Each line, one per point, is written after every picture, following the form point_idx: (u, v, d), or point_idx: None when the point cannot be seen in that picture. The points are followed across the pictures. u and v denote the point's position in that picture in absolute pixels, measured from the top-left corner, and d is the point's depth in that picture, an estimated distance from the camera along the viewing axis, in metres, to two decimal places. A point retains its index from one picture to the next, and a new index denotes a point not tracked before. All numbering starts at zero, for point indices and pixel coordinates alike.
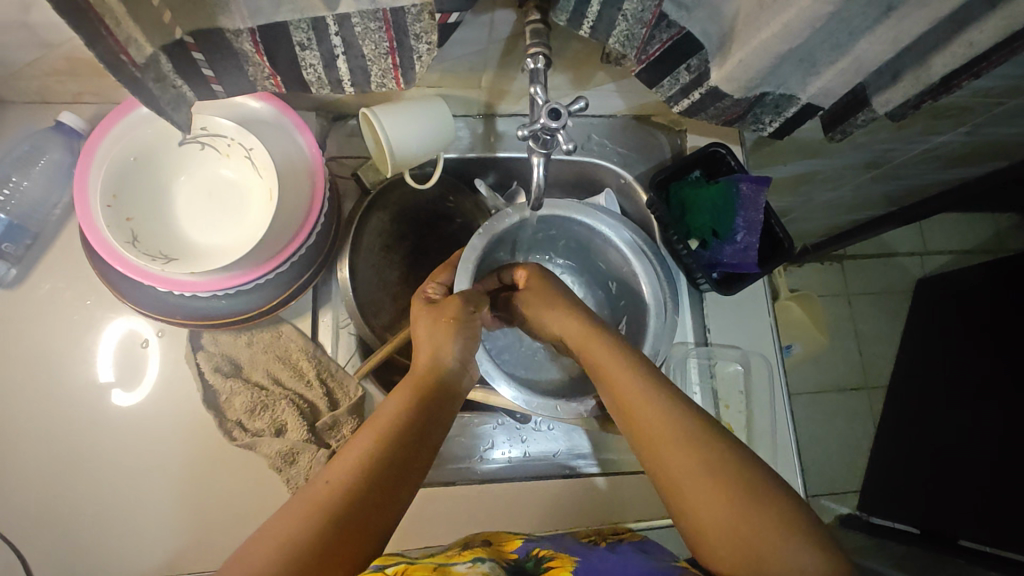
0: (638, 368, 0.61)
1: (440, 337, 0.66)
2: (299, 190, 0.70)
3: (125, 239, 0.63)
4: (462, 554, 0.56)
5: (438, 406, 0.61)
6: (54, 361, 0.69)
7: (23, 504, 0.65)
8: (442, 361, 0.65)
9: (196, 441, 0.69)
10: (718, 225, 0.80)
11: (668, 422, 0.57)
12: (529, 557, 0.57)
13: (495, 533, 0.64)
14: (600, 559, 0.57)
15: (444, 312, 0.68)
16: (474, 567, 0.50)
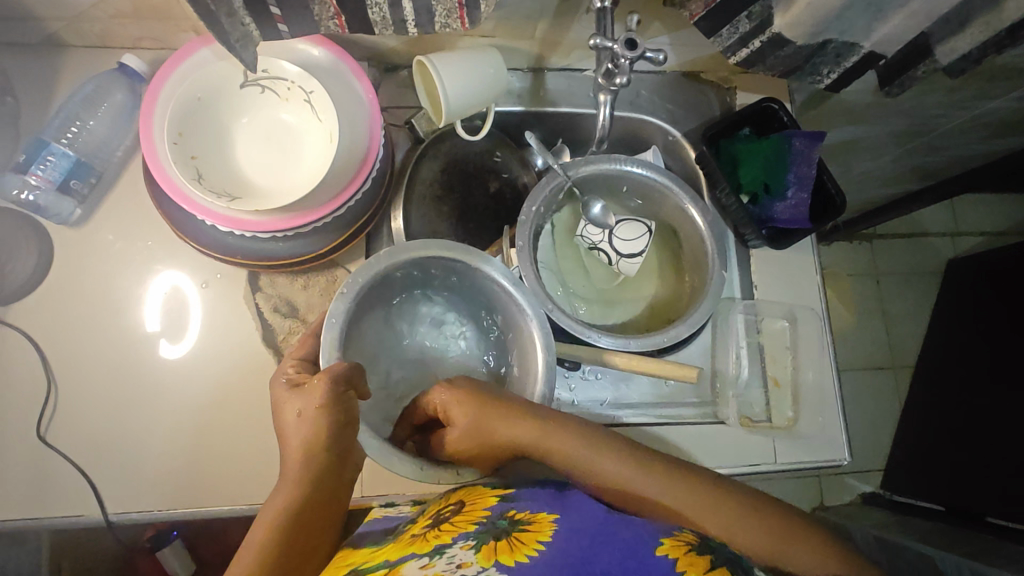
0: (586, 450, 0.60)
1: (303, 429, 0.58)
2: (357, 135, 0.70)
3: (191, 176, 0.64)
4: (429, 540, 0.54)
5: (321, 501, 0.57)
6: (118, 299, 0.71)
7: (92, 434, 0.67)
8: (314, 452, 0.57)
9: (256, 381, 0.70)
10: (770, 180, 0.80)
11: (595, 456, 0.60)
12: (504, 517, 0.56)
13: (471, 493, 0.63)
14: (582, 516, 0.55)
15: (312, 407, 0.58)
16: (429, 567, 0.49)
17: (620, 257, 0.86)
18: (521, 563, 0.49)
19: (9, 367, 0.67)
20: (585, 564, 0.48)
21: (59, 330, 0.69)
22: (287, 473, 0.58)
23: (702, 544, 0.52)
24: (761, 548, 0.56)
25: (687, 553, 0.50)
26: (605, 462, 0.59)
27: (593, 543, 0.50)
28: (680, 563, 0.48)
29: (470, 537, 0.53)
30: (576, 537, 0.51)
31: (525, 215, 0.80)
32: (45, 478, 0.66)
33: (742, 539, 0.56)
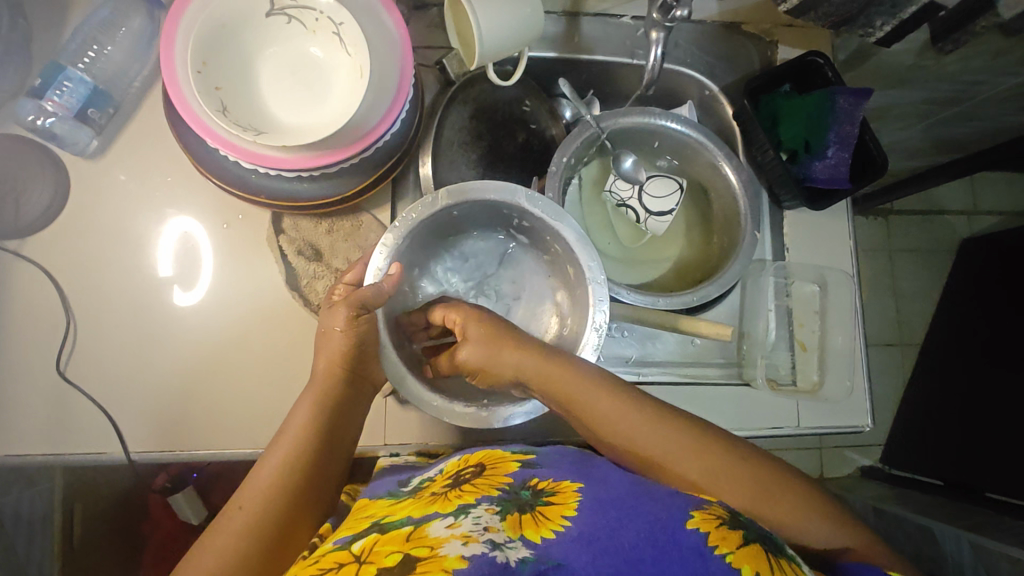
0: (584, 377, 0.59)
1: (328, 345, 0.60)
2: (387, 71, 0.66)
3: (216, 108, 0.61)
4: (451, 500, 0.53)
5: (344, 413, 0.60)
6: (135, 236, 0.68)
7: (112, 371, 0.66)
8: (338, 366, 0.60)
9: (278, 324, 0.69)
10: (811, 138, 0.77)
11: (589, 388, 0.59)
12: (527, 487, 0.54)
13: (489, 457, 0.61)
14: (610, 486, 0.53)
15: (333, 327, 0.60)
16: (456, 527, 0.47)
17: (649, 215, 0.85)
18: (547, 538, 0.47)
19: (26, 301, 0.66)
20: (617, 535, 0.46)
21: (74, 265, 0.67)
22: (314, 383, 0.60)
23: (733, 519, 0.50)
24: (737, 495, 0.54)
25: (719, 527, 0.48)
26: (594, 395, 0.59)
27: (620, 515, 0.48)
28: (712, 538, 0.46)
29: (493, 502, 0.52)
30: (602, 506, 0.50)
31: (555, 166, 0.78)
32: (65, 415, 0.65)
33: (735, 486, 0.55)
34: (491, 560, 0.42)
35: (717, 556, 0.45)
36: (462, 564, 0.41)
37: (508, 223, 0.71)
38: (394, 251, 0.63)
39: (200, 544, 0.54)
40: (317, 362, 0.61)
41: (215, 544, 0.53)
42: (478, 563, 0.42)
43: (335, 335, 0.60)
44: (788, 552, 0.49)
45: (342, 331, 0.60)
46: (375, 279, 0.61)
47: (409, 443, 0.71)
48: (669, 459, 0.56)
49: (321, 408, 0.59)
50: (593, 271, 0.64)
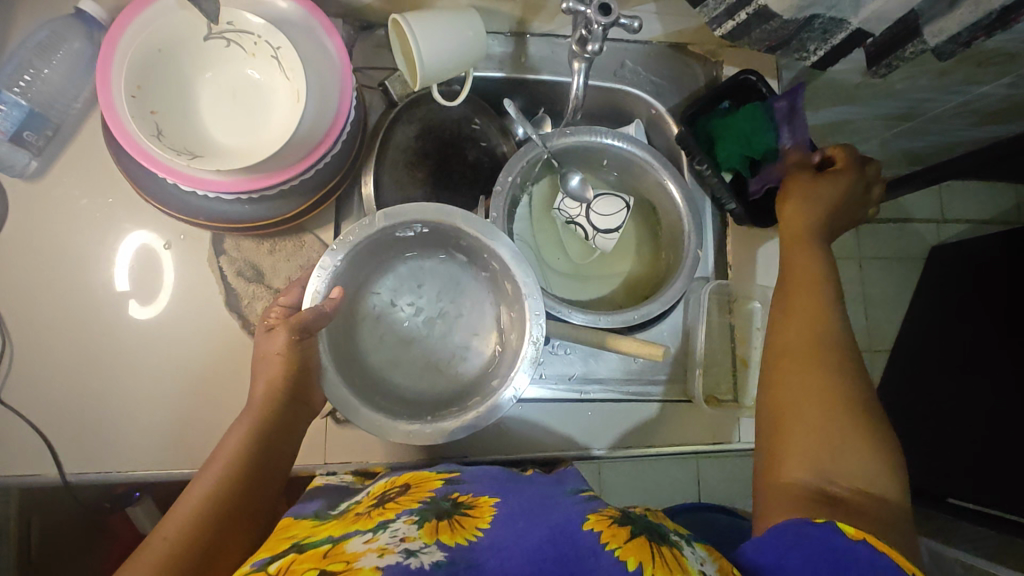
0: (820, 296, 0.63)
1: (267, 369, 0.61)
2: (326, 94, 0.67)
3: (150, 132, 0.62)
4: (373, 517, 0.54)
5: (276, 440, 0.60)
6: (74, 256, 0.69)
7: (48, 392, 0.66)
8: (276, 391, 0.60)
9: (218, 345, 0.69)
10: (757, 148, 0.78)
11: (803, 320, 0.62)
12: (447, 500, 0.56)
13: (416, 476, 0.63)
14: (522, 499, 0.56)
15: (272, 351, 0.60)
16: (373, 541, 0.49)
17: (596, 232, 0.85)
18: (461, 543, 0.49)
19: None
20: (521, 541, 0.48)
21: (11, 286, 0.67)
22: (253, 406, 0.60)
23: (623, 516, 0.53)
24: (814, 411, 0.56)
25: (610, 525, 0.51)
26: (813, 300, 0.63)
27: (528, 525, 0.50)
28: (604, 535, 0.49)
29: (413, 513, 0.53)
30: (513, 517, 0.52)
31: (501, 185, 0.79)
32: (1, 436, 0.65)
33: (814, 411, 0.56)
34: (405, 568, 0.43)
35: (609, 551, 0.47)
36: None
37: (451, 240, 0.71)
38: (332, 274, 0.63)
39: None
40: (257, 385, 0.61)
41: (131, 573, 0.49)
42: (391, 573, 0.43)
43: (273, 360, 0.60)
44: (671, 540, 0.52)
45: (280, 358, 0.60)
46: (312, 303, 0.61)
47: (350, 462, 0.71)
48: (811, 338, 0.60)
49: (255, 434, 0.59)
50: (529, 292, 0.65)
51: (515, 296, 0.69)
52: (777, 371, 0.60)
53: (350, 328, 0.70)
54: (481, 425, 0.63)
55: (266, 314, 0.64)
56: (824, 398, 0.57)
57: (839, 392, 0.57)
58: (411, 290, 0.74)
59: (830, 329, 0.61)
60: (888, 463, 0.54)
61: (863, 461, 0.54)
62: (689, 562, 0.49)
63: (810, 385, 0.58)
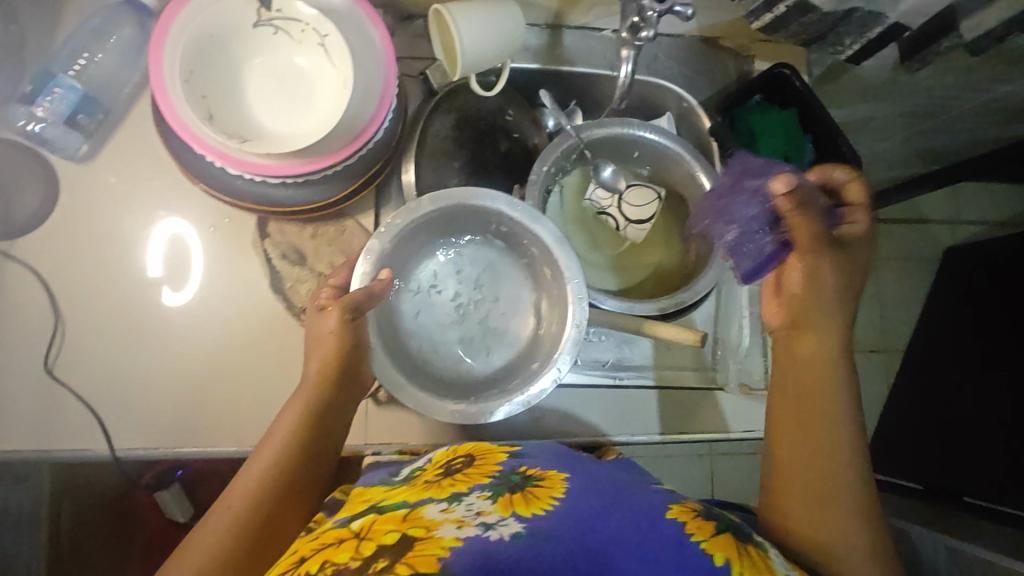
0: (835, 378, 0.63)
1: (322, 348, 0.62)
2: (371, 82, 0.68)
3: (202, 115, 0.64)
4: (445, 488, 0.55)
5: (327, 418, 0.62)
6: (123, 238, 0.70)
7: (97, 370, 0.68)
8: (331, 370, 0.61)
9: (263, 326, 0.71)
10: (791, 143, 0.81)
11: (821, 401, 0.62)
12: (517, 472, 0.57)
13: (479, 448, 0.64)
14: (593, 477, 0.57)
15: (325, 331, 0.61)
16: (450, 512, 0.50)
17: (628, 223, 0.88)
18: (537, 515, 0.50)
19: (14, 301, 0.67)
20: (600, 518, 0.50)
21: (62, 266, 0.69)
22: (306, 384, 0.62)
23: (708, 511, 0.54)
24: (812, 486, 0.59)
25: (695, 517, 0.52)
26: (830, 384, 0.62)
27: (603, 503, 0.52)
28: (689, 526, 0.51)
29: (485, 488, 0.54)
30: (590, 495, 0.53)
31: (536, 174, 0.80)
32: (53, 413, 0.67)
33: (805, 490, 0.59)
34: (486, 539, 0.46)
35: (693, 542, 0.49)
36: (459, 544, 0.45)
37: (492, 227, 0.73)
38: (378, 257, 0.64)
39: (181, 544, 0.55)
40: (310, 364, 0.62)
41: (198, 543, 0.54)
42: (474, 544, 0.46)
43: (326, 338, 0.61)
44: (755, 540, 0.53)
45: (334, 336, 0.61)
46: (361, 282, 0.62)
47: (392, 443, 0.73)
48: (817, 424, 0.61)
49: (307, 414, 0.61)
50: (575, 283, 0.66)
51: (556, 281, 0.70)
52: (783, 444, 0.62)
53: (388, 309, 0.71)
54: (527, 406, 0.64)
55: (318, 292, 0.65)
56: (828, 473, 0.59)
57: (846, 477, 0.59)
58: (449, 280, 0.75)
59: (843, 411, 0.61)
60: (881, 552, 0.57)
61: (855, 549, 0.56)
62: (776, 565, 0.51)
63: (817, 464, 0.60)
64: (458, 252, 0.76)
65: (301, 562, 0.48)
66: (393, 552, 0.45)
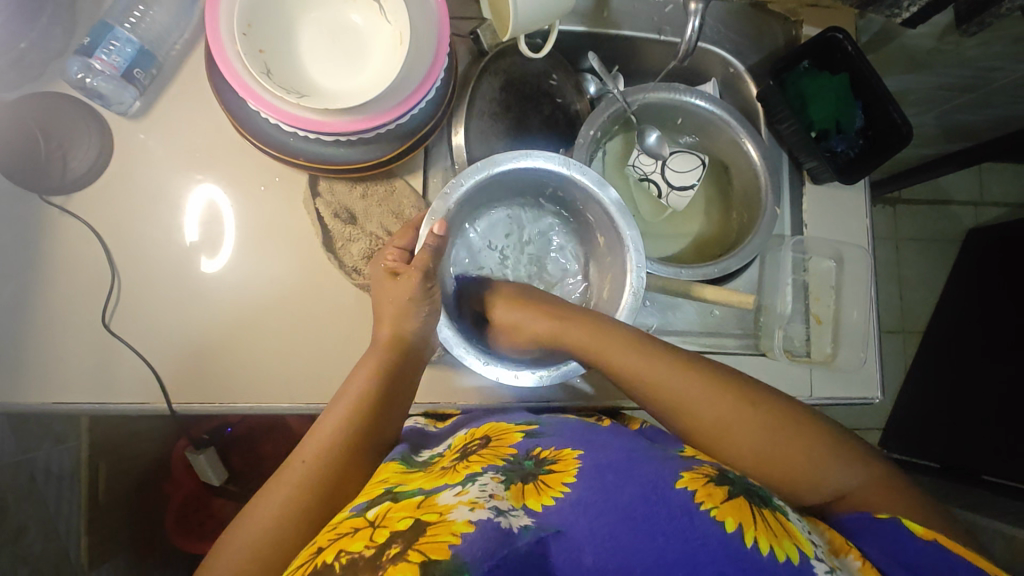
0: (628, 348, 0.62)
1: (395, 313, 0.64)
2: (425, 37, 0.66)
3: (260, 70, 0.63)
4: (459, 471, 0.55)
5: (398, 382, 0.62)
6: (176, 195, 0.71)
7: (152, 324, 0.69)
8: (402, 334, 0.64)
9: (314, 284, 0.71)
10: (842, 109, 0.80)
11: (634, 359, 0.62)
12: (529, 457, 0.57)
13: (495, 427, 0.64)
14: (611, 452, 0.56)
15: (398, 297, 0.64)
16: (463, 494, 0.49)
17: (671, 189, 0.85)
18: (548, 506, 0.49)
19: (70, 255, 0.68)
20: (610, 496, 0.48)
21: (117, 221, 0.69)
22: (375, 348, 0.64)
23: (721, 475, 0.52)
24: (757, 429, 0.57)
25: (705, 484, 0.50)
26: (626, 353, 0.62)
27: (616, 479, 0.50)
28: (699, 494, 0.48)
29: (499, 470, 0.54)
30: (600, 472, 0.52)
31: (583, 138, 0.79)
32: (110, 365, 0.67)
33: (748, 430, 0.57)
34: (496, 526, 0.44)
35: (704, 510, 0.47)
36: (469, 530, 0.43)
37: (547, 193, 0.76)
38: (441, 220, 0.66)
39: (255, 498, 0.56)
40: (379, 329, 0.64)
41: (271, 497, 0.55)
42: (485, 528, 0.44)
43: (410, 307, 0.64)
44: (774, 504, 0.51)
45: (406, 300, 0.64)
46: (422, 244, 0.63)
47: (441, 401, 0.74)
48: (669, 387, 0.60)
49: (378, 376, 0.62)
50: (634, 242, 0.66)
51: (613, 249, 0.72)
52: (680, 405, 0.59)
53: (443, 274, 0.74)
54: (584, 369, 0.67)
55: (382, 253, 0.68)
56: (752, 403, 0.58)
57: (737, 394, 0.59)
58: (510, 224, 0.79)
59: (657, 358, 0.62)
60: (847, 452, 0.56)
61: (824, 464, 0.55)
62: (795, 529, 0.49)
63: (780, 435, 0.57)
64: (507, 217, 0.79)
65: (317, 553, 0.46)
66: (406, 538, 0.44)
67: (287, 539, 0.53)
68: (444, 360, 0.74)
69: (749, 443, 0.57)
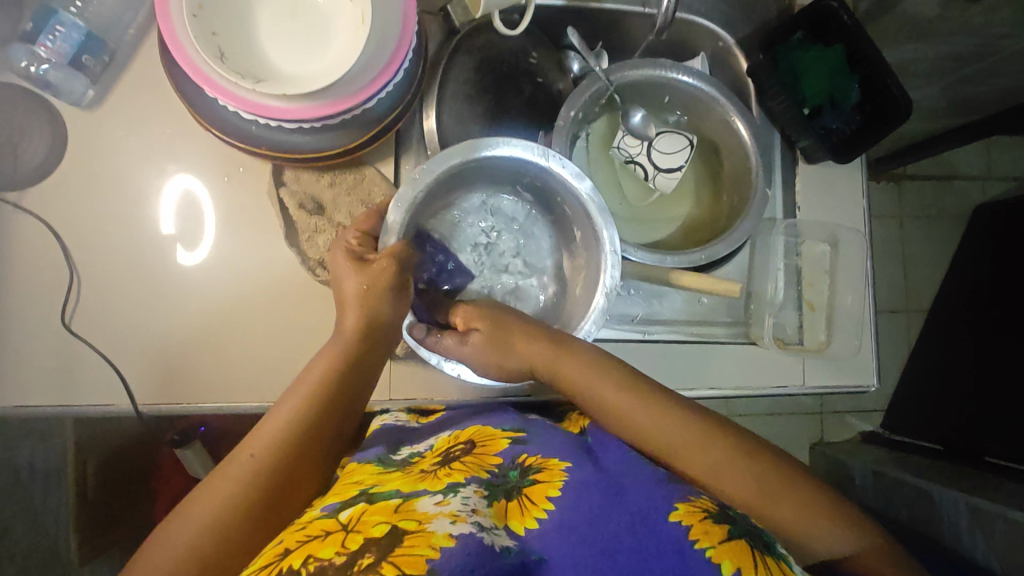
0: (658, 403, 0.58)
1: (370, 301, 0.60)
2: (389, 14, 0.62)
3: (213, 54, 0.59)
4: (440, 479, 0.53)
5: (359, 373, 0.60)
6: (134, 188, 0.68)
7: (113, 322, 0.66)
8: (375, 324, 0.60)
9: (281, 278, 0.69)
10: (837, 84, 0.76)
11: (655, 422, 0.57)
12: (516, 466, 0.55)
13: (481, 433, 0.61)
14: (597, 467, 0.54)
15: (362, 285, 0.59)
16: (444, 504, 0.47)
17: (658, 171, 0.82)
18: (532, 529, 0.48)
19: (28, 253, 0.66)
20: (594, 525, 0.47)
21: (75, 217, 0.67)
22: (342, 335, 0.60)
23: (721, 512, 0.49)
24: (790, 510, 0.53)
25: (703, 520, 0.47)
26: (641, 409, 0.57)
27: (602, 503, 0.49)
28: (695, 531, 0.46)
29: (482, 484, 0.52)
30: (588, 490, 0.50)
31: (563, 119, 0.75)
32: (70, 366, 0.65)
33: (789, 512, 0.53)
34: (480, 542, 0.43)
35: (699, 551, 0.45)
36: (450, 544, 0.42)
37: (524, 182, 0.72)
38: (407, 207, 0.63)
39: (203, 482, 0.54)
40: (348, 317, 0.60)
41: (218, 486, 0.53)
42: (465, 545, 0.42)
43: (377, 293, 0.60)
44: (779, 552, 0.47)
45: (384, 287, 0.60)
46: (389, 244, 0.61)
47: (419, 398, 0.71)
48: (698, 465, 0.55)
49: (341, 365, 0.59)
50: (609, 240, 0.64)
51: (589, 249, 0.70)
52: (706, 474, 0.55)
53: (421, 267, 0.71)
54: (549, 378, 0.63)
55: (344, 236, 0.64)
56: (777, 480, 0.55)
57: (763, 466, 0.55)
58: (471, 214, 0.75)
59: (678, 419, 0.57)
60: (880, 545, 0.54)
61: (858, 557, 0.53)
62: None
63: (811, 512, 0.54)
64: (483, 207, 0.75)
65: (284, 555, 0.43)
66: (382, 546, 0.42)
67: (230, 537, 0.51)
68: (411, 357, 0.72)
69: (789, 516, 0.53)
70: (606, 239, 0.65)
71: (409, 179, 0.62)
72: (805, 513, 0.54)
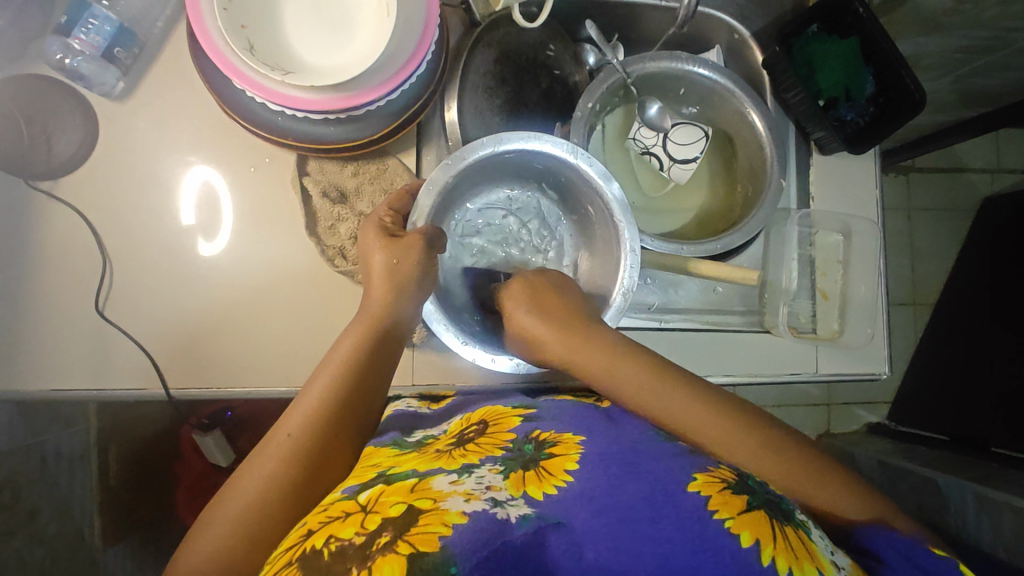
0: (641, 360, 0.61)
1: (398, 279, 0.63)
2: (414, 7, 0.63)
3: (242, 45, 0.60)
4: (456, 459, 0.54)
5: (381, 350, 0.61)
6: (163, 177, 0.69)
7: (145, 308, 0.68)
8: (398, 302, 0.63)
9: (305, 266, 0.70)
10: (852, 78, 0.77)
11: (637, 376, 0.60)
12: (529, 441, 0.56)
13: (494, 413, 0.63)
14: (611, 440, 0.54)
15: (389, 260, 0.62)
16: (459, 485, 0.49)
17: (673, 162, 0.83)
18: (549, 497, 0.48)
19: (61, 240, 0.67)
20: (613, 496, 0.47)
21: (106, 205, 0.68)
22: (367, 312, 0.62)
23: (739, 483, 0.50)
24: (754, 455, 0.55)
25: (721, 491, 0.48)
26: (629, 373, 0.61)
27: (618, 474, 0.49)
28: (713, 501, 0.46)
29: (497, 462, 0.53)
30: (603, 462, 0.51)
31: (581, 111, 0.76)
32: (102, 350, 0.67)
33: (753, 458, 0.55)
34: (492, 517, 0.45)
35: (717, 519, 0.45)
36: (463, 522, 0.43)
37: (541, 175, 0.74)
38: (440, 190, 0.65)
39: (243, 463, 0.55)
40: (373, 291, 0.63)
41: (258, 467, 0.54)
42: (478, 521, 0.44)
43: (404, 266, 0.62)
44: (797, 520, 0.48)
45: (411, 260, 0.63)
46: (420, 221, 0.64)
47: (438, 384, 0.73)
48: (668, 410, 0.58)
49: (365, 341, 0.60)
50: (630, 240, 0.66)
51: (604, 234, 0.72)
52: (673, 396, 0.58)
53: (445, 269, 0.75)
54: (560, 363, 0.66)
55: (377, 212, 0.68)
56: (765, 445, 0.56)
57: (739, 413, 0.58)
58: (476, 207, 0.77)
59: (671, 391, 0.59)
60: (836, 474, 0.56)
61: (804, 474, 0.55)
62: (818, 550, 0.47)
63: (740, 425, 0.57)
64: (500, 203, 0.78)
65: (307, 536, 0.45)
66: (399, 525, 0.43)
67: (264, 522, 0.51)
68: (429, 344, 0.73)
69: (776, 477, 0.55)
70: (625, 238, 0.66)
71: (443, 164, 0.65)
72: (770, 460, 0.55)
